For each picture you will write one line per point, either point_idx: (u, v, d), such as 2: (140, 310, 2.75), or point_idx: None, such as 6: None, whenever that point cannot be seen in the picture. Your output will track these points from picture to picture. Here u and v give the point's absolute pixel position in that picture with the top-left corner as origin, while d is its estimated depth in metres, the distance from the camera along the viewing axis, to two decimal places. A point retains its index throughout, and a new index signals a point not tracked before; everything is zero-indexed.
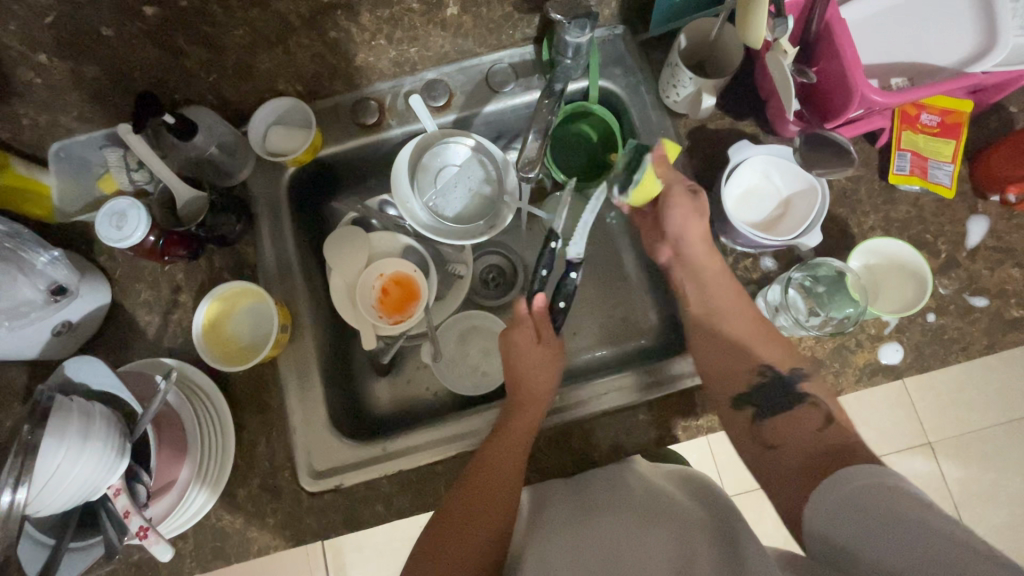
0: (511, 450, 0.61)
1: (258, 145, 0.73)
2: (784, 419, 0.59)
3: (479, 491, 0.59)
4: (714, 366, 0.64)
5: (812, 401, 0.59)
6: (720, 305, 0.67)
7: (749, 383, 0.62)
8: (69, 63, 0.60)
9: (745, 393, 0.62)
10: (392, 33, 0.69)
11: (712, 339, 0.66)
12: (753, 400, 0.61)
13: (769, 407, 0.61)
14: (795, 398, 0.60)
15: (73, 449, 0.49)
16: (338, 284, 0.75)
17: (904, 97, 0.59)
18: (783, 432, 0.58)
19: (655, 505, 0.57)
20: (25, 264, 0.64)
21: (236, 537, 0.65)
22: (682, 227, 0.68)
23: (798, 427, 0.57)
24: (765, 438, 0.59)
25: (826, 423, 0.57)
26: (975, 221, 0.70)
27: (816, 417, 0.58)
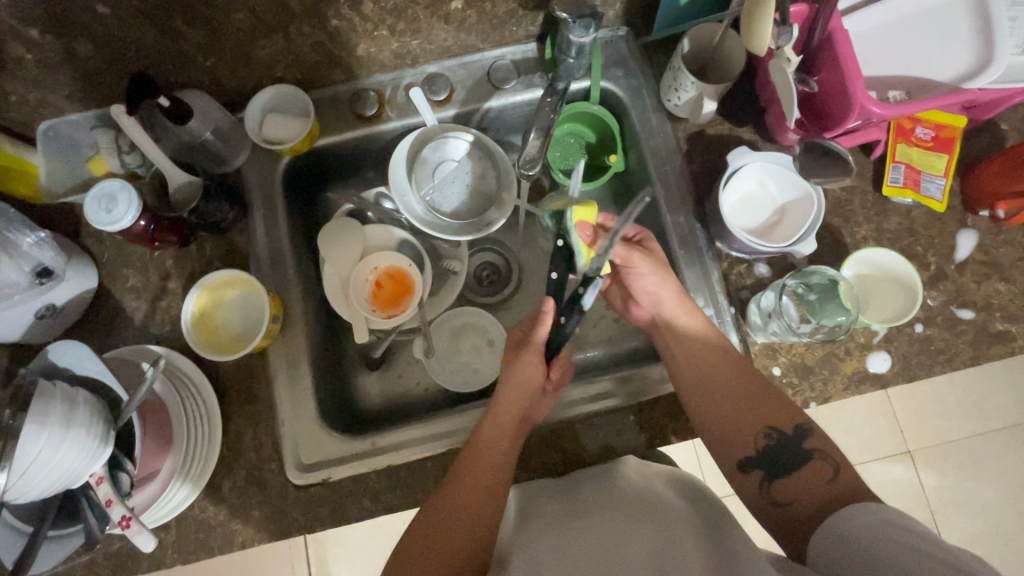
0: (488, 472, 0.59)
1: (255, 131, 0.72)
2: (796, 478, 0.57)
3: (451, 510, 0.57)
4: (721, 416, 0.61)
5: (819, 453, 0.58)
6: (716, 364, 0.64)
7: (759, 440, 0.60)
8: (62, 40, 0.59)
9: (752, 456, 0.60)
10: (395, 24, 0.69)
11: (709, 391, 0.63)
12: (760, 462, 0.60)
13: (776, 467, 0.59)
14: (803, 454, 0.58)
15: (55, 435, 0.48)
16: (331, 276, 0.74)
17: (901, 109, 0.60)
18: (788, 489, 0.57)
19: (644, 507, 0.57)
20: (9, 245, 0.62)
21: (220, 529, 0.64)
22: (655, 294, 0.68)
23: (815, 475, 0.57)
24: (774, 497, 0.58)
25: (836, 473, 0.56)
26: (965, 235, 0.71)
27: (827, 468, 0.57)
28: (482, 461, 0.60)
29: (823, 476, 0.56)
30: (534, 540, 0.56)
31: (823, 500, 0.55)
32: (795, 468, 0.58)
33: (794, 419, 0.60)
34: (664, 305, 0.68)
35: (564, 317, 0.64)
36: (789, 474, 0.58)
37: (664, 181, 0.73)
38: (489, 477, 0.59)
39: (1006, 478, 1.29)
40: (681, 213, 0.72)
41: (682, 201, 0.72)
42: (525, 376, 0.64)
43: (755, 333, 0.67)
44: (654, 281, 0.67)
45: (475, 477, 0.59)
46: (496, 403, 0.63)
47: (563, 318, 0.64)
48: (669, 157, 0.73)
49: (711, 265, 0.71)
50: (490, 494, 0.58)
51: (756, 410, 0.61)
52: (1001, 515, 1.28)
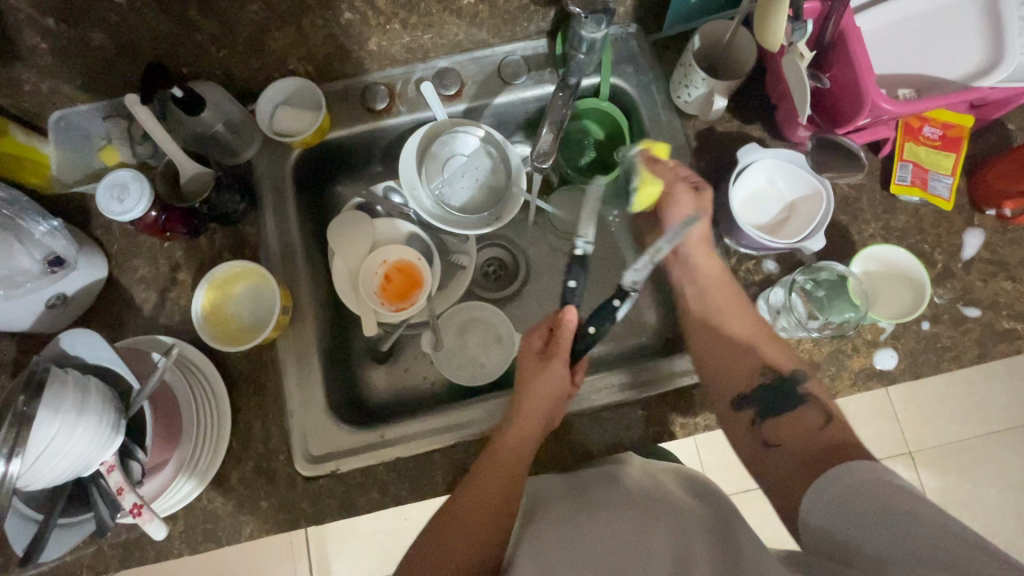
0: (503, 474, 0.60)
1: (266, 124, 0.72)
2: (785, 418, 0.60)
3: (465, 510, 0.58)
4: (725, 347, 0.66)
5: (812, 400, 0.60)
6: (731, 304, 0.68)
7: (755, 376, 0.63)
8: (76, 29, 0.59)
9: (747, 397, 0.62)
10: (407, 18, 0.69)
11: (721, 329, 0.67)
12: (755, 399, 0.62)
13: (770, 407, 0.61)
14: (795, 399, 0.60)
15: (68, 423, 0.48)
16: (340, 269, 0.74)
17: (913, 107, 0.60)
18: (780, 432, 0.59)
19: (651, 502, 0.58)
20: (22, 233, 0.63)
21: (228, 520, 0.64)
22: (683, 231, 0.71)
23: (804, 420, 0.58)
24: (765, 438, 0.60)
25: (827, 422, 0.57)
26: (971, 234, 0.71)
27: (816, 416, 0.58)
28: (499, 463, 0.60)
29: (814, 423, 0.58)
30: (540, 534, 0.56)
31: (812, 446, 0.55)
32: (787, 412, 0.60)
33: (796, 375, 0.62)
34: (686, 257, 0.71)
35: (593, 326, 0.66)
36: (782, 415, 0.60)
37: None
38: (505, 480, 0.59)
39: (1006, 479, 1.30)
40: None
41: None
42: (545, 381, 0.64)
43: None
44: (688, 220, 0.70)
45: (489, 479, 0.59)
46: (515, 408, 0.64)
47: (592, 326, 0.66)
48: (679, 154, 0.73)
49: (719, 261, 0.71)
50: (500, 498, 0.58)
51: (761, 361, 0.64)
52: (1000, 516, 1.28)
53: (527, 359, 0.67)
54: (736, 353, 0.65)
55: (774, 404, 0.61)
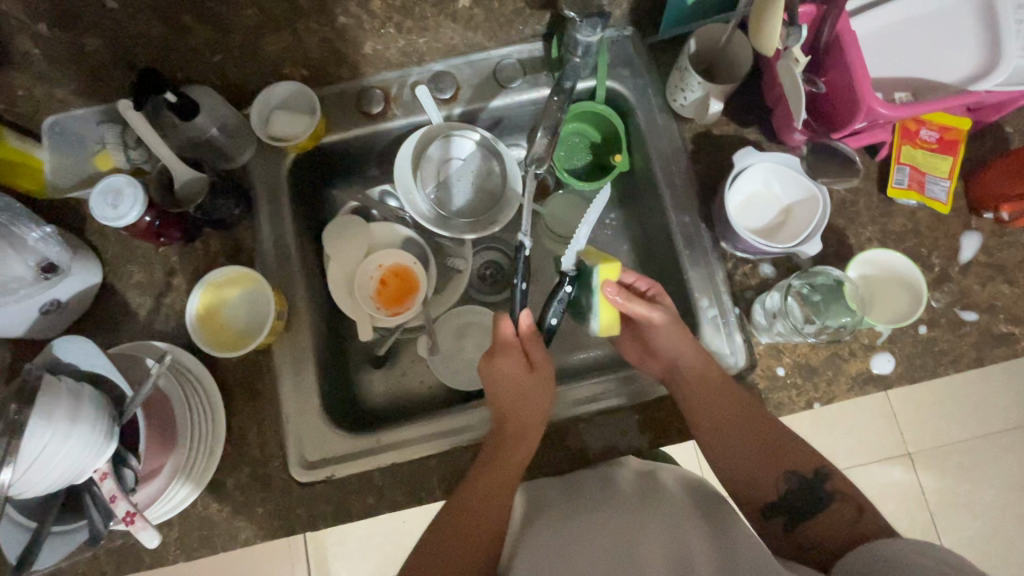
0: (496, 484, 0.59)
1: (261, 128, 0.72)
2: (818, 520, 0.59)
3: (458, 526, 0.57)
4: (742, 466, 0.63)
5: (840, 495, 0.60)
6: (740, 421, 0.63)
7: (779, 486, 0.61)
8: (69, 34, 0.59)
9: (775, 502, 0.61)
10: (402, 22, 0.68)
11: (732, 449, 0.62)
12: (783, 509, 0.61)
13: (798, 507, 0.60)
14: (824, 497, 0.60)
15: (60, 431, 0.48)
16: (336, 274, 0.74)
17: (909, 111, 0.60)
18: (814, 530, 0.58)
19: (647, 505, 0.58)
20: (16, 240, 0.62)
21: (223, 526, 0.63)
22: (674, 349, 0.67)
23: (838, 514, 0.58)
24: (799, 541, 0.59)
25: (860, 513, 0.58)
26: (969, 237, 0.71)
27: (848, 510, 0.58)
28: (489, 472, 0.60)
29: (846, 517, 0.58)
30: (539, 539, 0.56)
31: (854, 532, 0.56)
32: (818, 511, 0.59)
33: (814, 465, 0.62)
34: (682, 359, 0.66)
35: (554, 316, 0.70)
36: (813, 514, 0.59)
37: (669, 181, 0.73)
38: (498, 480, 0.59)
39: (1006, 481, 1.29)
40: (686, 213, 0.72)
41: (687, 202, 0.72)
42: (521, 379, 0.65)
43: (759, 333, 0.67)
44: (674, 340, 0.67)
45: (483, 494, 0.58)
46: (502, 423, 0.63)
47: (553, 318, 0.70)
48: (675, 157, 0.73)
49: (716, 265, 0.71)
50: (493, 512, 0.57)
51: (780, 462, 0.62)
52: (999, 518, 1.28)
53: (517, 374, 0.65)
54: (756, 460, 0.62)
55: (799, 505, 0.60)
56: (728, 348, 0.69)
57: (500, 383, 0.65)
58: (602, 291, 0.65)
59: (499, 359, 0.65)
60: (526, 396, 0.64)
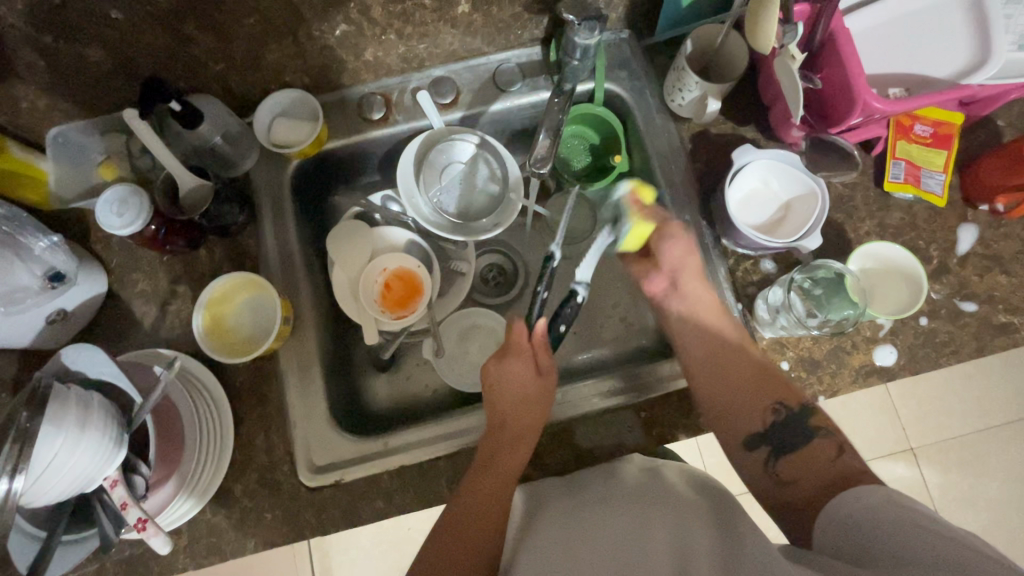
0: (499, 483, 0.59)
1: (264, 136, 0.72)
2: (800, 454, 0.58)
3: (464, 524, 0.57)
4: (734, 380, 0.64)
5: (823, 430, 0.59)
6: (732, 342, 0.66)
7: (760, 419, 0.61)
8: (74, 46, 0.59)
9: (759, 434, 0.61)
10: (403, 28, 0.69)
11: (723, 379, 0.64)
12: (766, 440, 0.60)
13: (782, 445, 0.59)
14: (808, 431, 0.59)
15: (71, 438, 0.48)
16: (341, 278, 0.75)
17: (904, 105, 0.61)
18: (795, 466, 0.58)
19: (650, 496, 0.58)
20: (22, 249, 0.62)
21: (232, 533, 0.63)
22: (679, 260, 0.70)
23: (817, 452, 0.57)
24: (778, 474, 0.58)
25: (839, 452, 0.57)
26: (965, 229, 0.72)
27: (830, 447, 0.57)
28: (495, 472, 0.60)
29: (827, 455, 0.57)
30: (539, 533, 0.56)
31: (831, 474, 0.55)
32: (801, 446, 0.58)
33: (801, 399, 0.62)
34: (683, 271, 0.70)
35: (564, 324, 0.70)
36: (796, 450, 0.58)
37: (668, 180, 0.74)
38: (497, 489, 0.59)
39: (1007, 474, 1.30)
40: (686, 211, 0.73)
41: (687, 200, 0.73)
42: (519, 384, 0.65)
43: (762, 328, 0.68)
44: (681, 248, 0.70)
45: (482, 498, 0.58)
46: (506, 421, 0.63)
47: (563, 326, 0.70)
48: (674, 157, 0.74)
49: (717, 261, 0.71)
50: (497, 512, 0.58)
51: (769, 391, 0.62)
52: (1003, 511, 1.29)
53: (526, 378, 0.65)
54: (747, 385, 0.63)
55: (785, 442, 0.60)
56: None
57: (507, 384, 0.65)
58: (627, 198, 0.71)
59: (510, 361, 0.66)
60: (529, 397, 0.65)
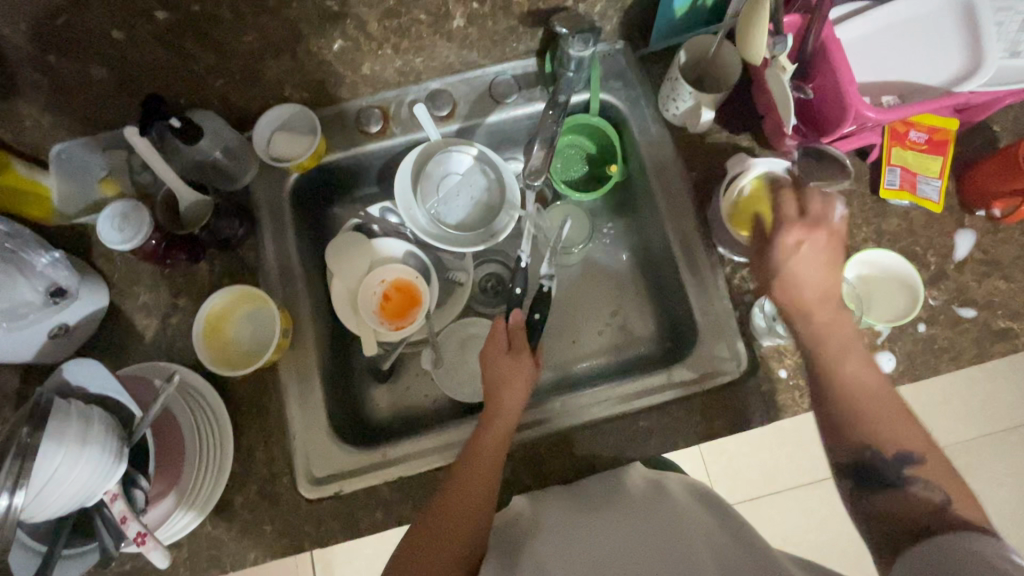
0: (484, 467, 0.59)
1: (263, 149, 0.73)
2: (893, 500, 0.53)
3: (449, 515, 0.56)
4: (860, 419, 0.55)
5: (920, 479, 0.53)
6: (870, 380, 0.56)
7: (856, 454, 0.55)
8: (75, 64, 0.60)
9: (865, 475, 0.55)
10: (399, 43, 0.70)
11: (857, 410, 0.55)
12: (873, 481, 0.54)
13: (870, 481, 0.55)
14: (904, 479, 0.53)
15: (72, 452, 0.49)
16: (340, 290, 0.75)
17: (896, 114, 0.61)
18: (885, 509, 0.53)
19: (650, 503, 0.59)
20: (25, 266, 0.63)
21: (232, 545, 0.64)
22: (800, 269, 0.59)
23: (909, 505, 0.52)
24: (869, 511, 0.55)
25: (942, 506, 0.51)
26: (963, 235, 0.72)
27: (930, 500, 0.52)
28: (482, 455, 0.60)
29: (922, 507, 0.51)
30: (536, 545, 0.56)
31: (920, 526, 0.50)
32: (894, 491, 0.53)
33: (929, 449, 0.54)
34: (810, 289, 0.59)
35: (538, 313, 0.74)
36: (881, 490, 0.54)
37: (664, 189, 0.74)
38: (485, 476, 0.59)
39: (1014, 479, 1.29)
40: (682, 220, 0.73)
41: (683, 208, 0.73)
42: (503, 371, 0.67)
43: (759, 336, 0.68)
44: (802, 258, 0.58)
45: (466, 480, 0.59)
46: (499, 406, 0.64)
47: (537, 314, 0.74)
48: (670, 165, 0.74)
49: (715, 269, 0.71)
50: (478, 493, 0.58)
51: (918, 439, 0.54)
52: (1012, 516, 1.27)
53: (503, 360, 0.67)
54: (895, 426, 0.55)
55: (873, 480, 0.55)
56: (730, 352, 0.69)
57: (492, 370, 0.67)
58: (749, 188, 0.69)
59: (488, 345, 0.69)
60: (518, 380, 0.66)
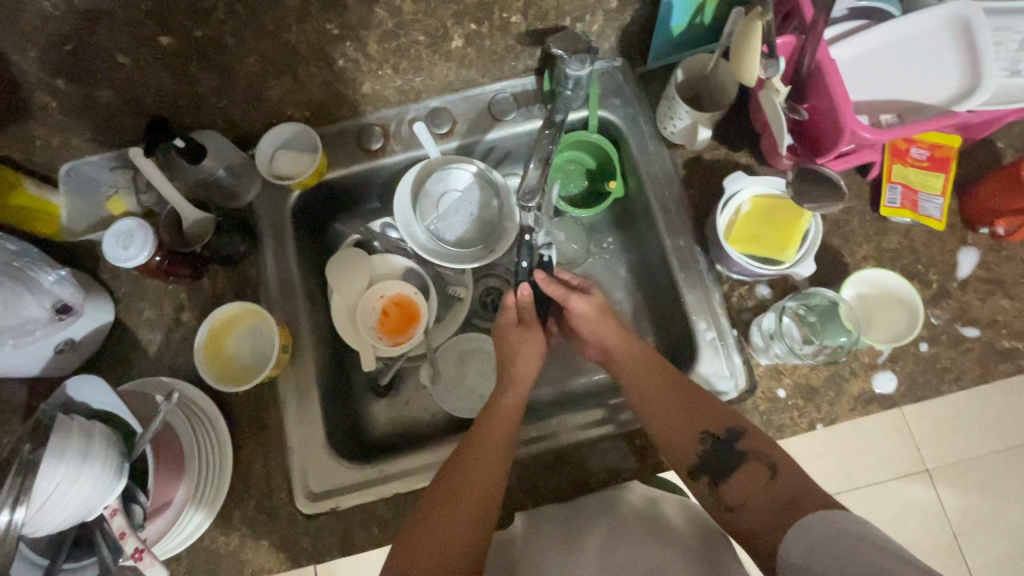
0: (501, 428, 0.63)
1: (266, 167, 0.75)
2: (735, 479, 0.58)
3: (468, 467, 0.60)
4: (641, 401, 0.64)
5: (754, 453, 0.58)
6: (644, 380, 0.66)
7: (694, 450, 0.60)
8: (84, 88, 0.62)
9: (696, 464, 0.60)
10: (398, 63, 0.71)
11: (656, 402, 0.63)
12: (705, 468, 0.60)
13: (719, 469, 0.59)
14: (737, 456, 0.59)
15: (72, 467, 0.49)
16: (339, 305, 0.76)
17: (892, 134, 0.61)
18: (738, 491, 0.57)
19: (645, 533, 0.59)
20: (32, 283, 0.64)
21: (231, 559, 0.64)
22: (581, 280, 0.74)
23: (752, 477, 0.57)
24: (725, 501, 0.58)
25: (773, 474, 0.57)
26: (966, 252, 0.71)
27: (762, 468, 0.57)
28: (499, 421, 0.64)
29: (758, 480, 0.57)
30: (538, 558, 0.59)
31: (769, 509, 0.54)
32: (732, 469, 0.59)
33: (726, 422, 0.61)
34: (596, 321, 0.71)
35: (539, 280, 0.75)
36: (735, 472, 0.58)
37: (662, 206, 0.74)
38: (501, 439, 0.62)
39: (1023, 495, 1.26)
40: (680, 237, 0.73)
41: (681, 225, 0.73)
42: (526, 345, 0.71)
43: (757, 354, 0.68)
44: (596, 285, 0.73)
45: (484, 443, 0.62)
46: (513, 377, 0.69)
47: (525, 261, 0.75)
48: (667, 182, 0.74)
49: (713, 286, 0.71)
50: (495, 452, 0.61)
51: (697, 418, 0.61)
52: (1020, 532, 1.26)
53: (517, 332, 0.71)
54: (674, 417, 0.62)
55: (718, 467, 0.59)
56: (728, 369, 0.69)
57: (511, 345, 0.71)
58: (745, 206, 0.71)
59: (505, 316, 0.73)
60: (532, 353, 0.70)
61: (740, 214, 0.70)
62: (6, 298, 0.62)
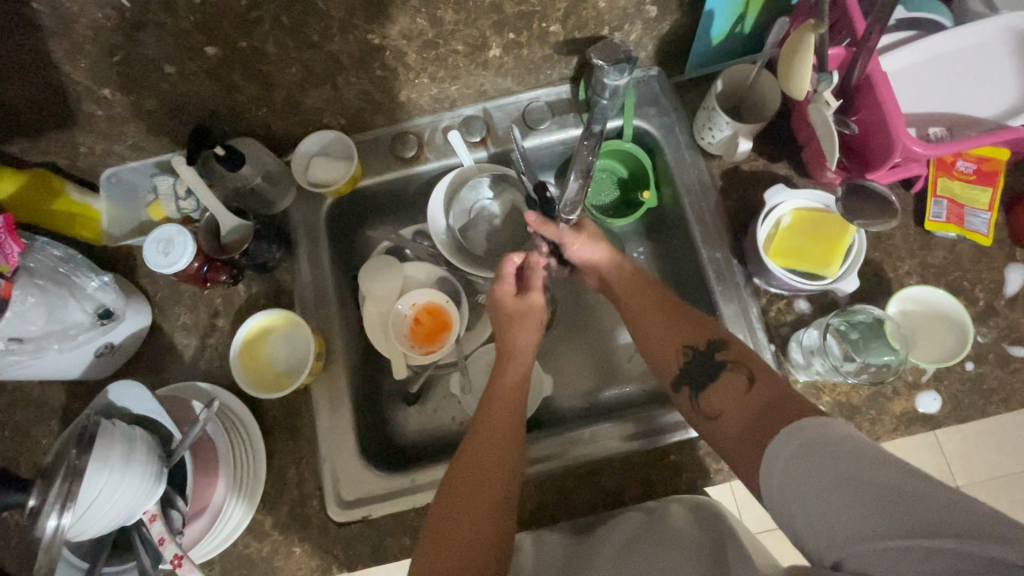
0: (506, 410, 0.62)
1: (301, 173, 0.75)
2: (716, 387, 0.57)
3: (479, 467, 0.57)
4: (629, 314, 0.67)
5: (733, 363, 0.58)
6: (639, 301, 0.66)
7: (678, 360, 0.61)
8: (129, 97, 0.63)
9: (677, 373, 0.60)
10: (435, 72, 0.71)
11: (644, 312, 0.65)
12: (685, 379, 0.60)
13: (698, 381, 0.59)
14: (718, 368, 0.58)
15: (115, 474, 0.50)
16: (372, 312, 0.76)
17: (946, 148, 0.59)
18: (715, 401, 0.56)
19: (649, 536, 0.57)
20: (76, 288, 0.65)
21: (263, 565, 0.64)
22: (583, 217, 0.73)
23: (731, 384, 0.56)
24: (704, 409, 0.57)
25: (751, 383, 0.55)
26: (1014, 270, 0.69)
27: (741, 377, 0.56)
28: (503, 407, 0.62)
29: (738, 387, 0.55)
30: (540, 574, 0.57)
31: (749, 418, 0.52)
32: (713, 380, 0.58)
33: (710, 336, 0.61)
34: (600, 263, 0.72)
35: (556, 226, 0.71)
36: (717, 382, 0.57)
37: (698, 217, 0.73)
38: (509, 428, 0.60)
39: None
40: (717, 249, 0.72)
41: (717, 238, 0.72)
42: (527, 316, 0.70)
43: (795, 370, 0.67)
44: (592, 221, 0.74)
45: (489, 437, 0.59)
46: (510, 349, 0.68)
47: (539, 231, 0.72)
48: (704, 192, 0.73)
49: (750, 300, 0.70)
50: (503, 448, 0.58)
51: (681, 332, 0.62)
52: None
53: (510, 298, 0.70)
54: (662, 328, 0.63)
55: (701, 376, 0.59)
56: None
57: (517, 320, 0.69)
58: (787, 218, 0.69)
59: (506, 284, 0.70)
60: (530, 321, 0.69)
61: (783, 224, 0.69)
62: (51, 304, 0.63)
